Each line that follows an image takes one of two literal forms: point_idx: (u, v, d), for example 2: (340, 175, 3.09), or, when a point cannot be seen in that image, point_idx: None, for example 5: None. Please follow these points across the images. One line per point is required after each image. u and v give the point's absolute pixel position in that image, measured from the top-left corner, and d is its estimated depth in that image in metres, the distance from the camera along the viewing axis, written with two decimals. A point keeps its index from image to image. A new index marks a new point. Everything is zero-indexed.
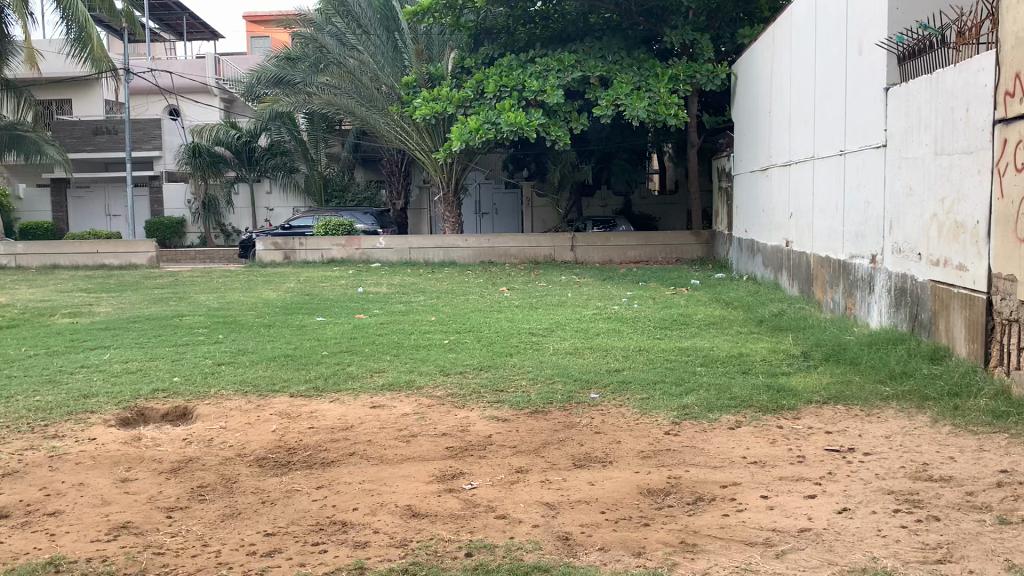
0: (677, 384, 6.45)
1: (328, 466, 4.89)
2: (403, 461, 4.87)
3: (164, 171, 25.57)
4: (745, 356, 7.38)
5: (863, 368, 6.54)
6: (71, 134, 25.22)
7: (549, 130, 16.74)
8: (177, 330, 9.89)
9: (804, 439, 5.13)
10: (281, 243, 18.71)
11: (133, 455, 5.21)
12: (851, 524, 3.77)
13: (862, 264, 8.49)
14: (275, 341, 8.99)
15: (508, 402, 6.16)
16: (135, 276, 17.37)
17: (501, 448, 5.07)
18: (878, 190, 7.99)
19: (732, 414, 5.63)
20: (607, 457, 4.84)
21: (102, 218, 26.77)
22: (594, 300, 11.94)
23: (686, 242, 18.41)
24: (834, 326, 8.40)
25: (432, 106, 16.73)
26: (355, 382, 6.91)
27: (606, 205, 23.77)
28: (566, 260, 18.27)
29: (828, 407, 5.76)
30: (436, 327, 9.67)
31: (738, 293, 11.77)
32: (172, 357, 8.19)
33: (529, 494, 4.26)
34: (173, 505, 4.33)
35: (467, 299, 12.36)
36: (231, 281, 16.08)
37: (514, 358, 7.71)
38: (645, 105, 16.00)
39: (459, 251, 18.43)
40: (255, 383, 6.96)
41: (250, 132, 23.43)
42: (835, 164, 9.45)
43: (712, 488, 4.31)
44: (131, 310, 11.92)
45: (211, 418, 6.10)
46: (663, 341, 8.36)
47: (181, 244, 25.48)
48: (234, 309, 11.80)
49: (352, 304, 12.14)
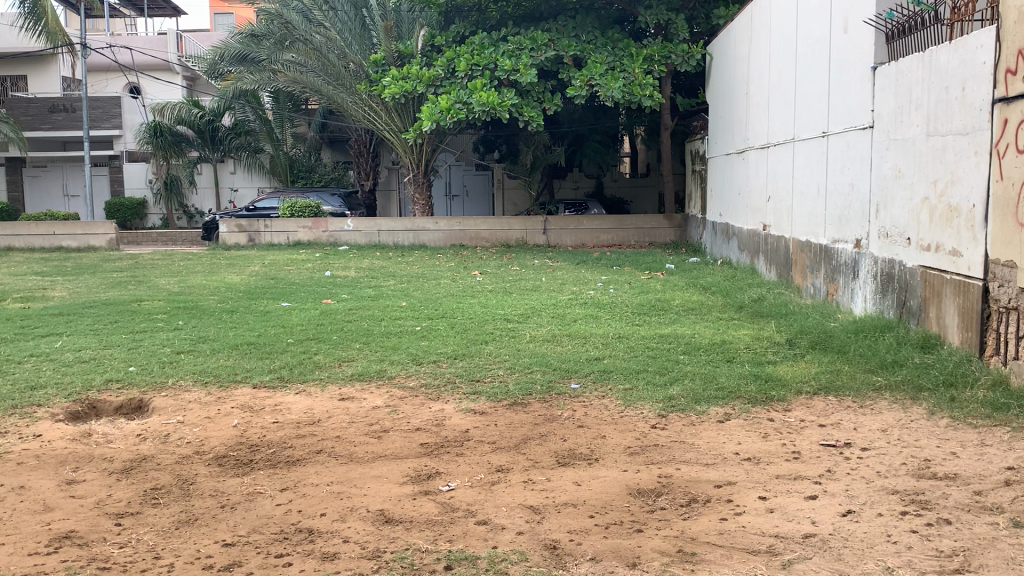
0: (660, 373, 6.18)
1: (293, 465, 4.56)
2: (374, 460, 4.54)
3: (123, 151, 24.81)
4: (728, 343, 7.14)
5: (852, 357, 6.32)
6: (26, 111, 24.34)
7: (521, 111, 16.40)
8: (136, 316, 9.44)
9: (797, 433, 4.88)
10: (245, 225, 18.16)
11: (82, 453, 4.82)
12: (859, 530, 3.51)
13: (845, 248, 8.29)
14: (238, 327, 8.59)
15: (484, 393, 5.85)
16: (94, 259, 16.78)
17: (479, 444, 4.77)
18: (864, 172, 7.77)
19: (720, 406, 5.37)
20: (592, 454, 4.55)
21: (60, 199, 25.93)
22: (569, 284, 11.65)
23: (659, 226, 18.20)
24: (816, 312, 8.20)
25: (401, 84, 16.28)
26: (322, 372, 6.56)
27: (578, 187, 23.51)
28: (538, 244, 17.98)
29: (819, 398, 5.52)
30: (407, 312, 9.34)
31: (715, 278, 11.54)
32: (129, 345, 7.76)
33: (511, 497, 3.96)
34: (123, 511, 3.96)
35: (438, 284, 12.00)
36: (194, 264, 15.58)
37: (489, 345, 7.40)
38: (620, 86, 15.70)
39: (429, 234, 18.04)
40: (216, 373, 6.57)
41: (213, 111, 22.78)
42: (817, 145, 9.22)
43: (705, 489, 4.05)
44: (88, 295, 11.43)
45: (168, 411, 5.72)
46: (643, 327, 8.10)
47: (143, 226, 24.79)
48: (196, 294, 11.36)
49: (320, 288, 11.75)
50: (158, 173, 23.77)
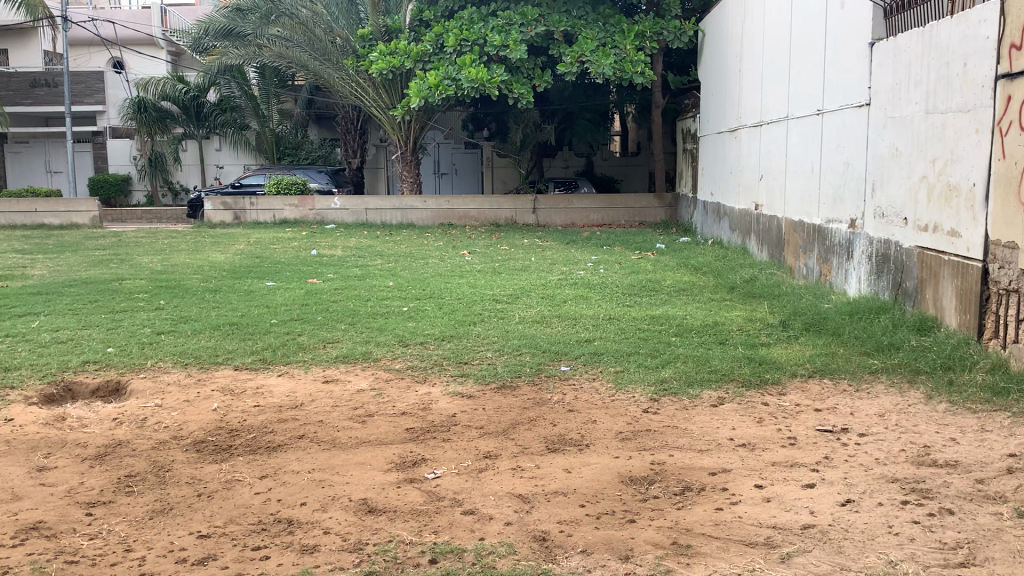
0: (652, 356, 6.05)
1: (274, 451, 4.41)
2: (358, 446, 4.39)
3: (107, 127, 24.41)
4: (720, 325, 7.01)
5: (846, 339, 6.20)
6: (7, 86, 23.92)
7: (511, 88, 16.18)
8: (117, 296, 9.23)
9: (793, 418, 4.76)
10: (231, 203, 17.91)
11: (55, 439, 4.65)
12: (859, 520, 3.39)
13: (839, 229, 8.16)
14: (221, 307, 8.40)
15: (471, 376, 5.70)
16: (76, 236, 16.52)
17: (466, 429, 4.63)
18: (860, 151, 7.62)
19: (714, 390, 5.24)
20: (583, 439, 4.42)
21: (42, 175, 25.51)
22: (559, 264, 11.48)
23: (649, 205, 18.04)
24: (809, 294, 8.09)
25: (388, 60, 16.00)
26: (306, 353, 6.40)
27: (568, 165, 23.29)
28: (527, 223, 17.79)
29: (814, 381, 5.40)
30: (394, 293, 9.15)
31: (707, 258, 11.40)
32: (109, 326, 7.56)
33: (499, 485, 3.82)
34: (95, 500, 3.80)
35: (426, 263, 11.83)
36: (178, 242, 15.36)
37: (477, 327, 7.25)
38: (611, 62, 15.60)
39: (417, 213, 17.85)
40: (196, 354, 6.40)
41: (198, 87, 22.42)
42: (810, 123, 9.07)
43: (700, 476, 3.92)
44: (68, 274, 11.19)
45: (146, 394, 5.55)
46: (633, 308, 7.96)
47: (128, 203, 24.44)
48: (179, 272, 11.15)
49: (306, 267, 11.56)
50: (142, 150, 23.40)
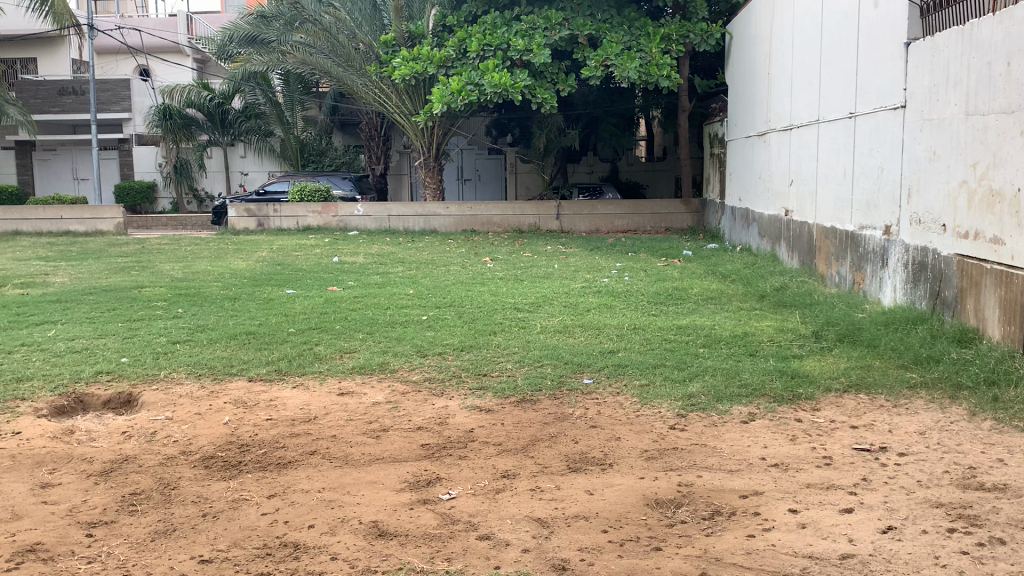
0: (679, 368, 5.83)
1: (284, 468, 4.24)
2: (371, 464, 4.21)
3: (133, 135, 24.55)
4: (750, 336, 6.77)
5: (883, 352, 5.94)
6: (36, 94, 24.14)
7: (535, 92, 16.02)
8: (135, 304, 9.15)
9: (828, 436, 4.52)
10: (254, 210, 17.88)
11: (61, 453, 4.51)
12: (903, 550, 3.16)
13: (873, 236, 7.88)
14: (239, 316, 8.29)
15: (491, 389, 5.51)
16: (101, 243, 16.56)
17: (484, 445, 4.45)
18: (895, 155, 7.36)
19: (744, 405, 5.02)
20: (606, 458, 4.21)
21: (70, 182, 25.69)
22: (582, 272, 11.27)
23: (675, 211, 17.77)
24: (842, 303, 7.82)
25: (411, 65, 15.89)
26: (322, 364, 6.25)
27: (592, 171, 23.08)
28: (551, 229, 17.59)
29: (849, 396, 5.16)
30: (414, 301, 8.99)
31: (735, 265, 11.13)
32: (125, 335, 7.46)
33: (517, 507, 3.62)
34: (96, 520, 3.65)
35: (448, 270, 11.68)
36: (201, 249, 15.35)
37: (498, 337, 7.06)
38: (636, 67, 15.35)
39: (440, 219, 17.71)
40: (211, 365, 6.26)
41: (223, 94, 22.49)
42: (843, 127, 8.81)
43: (730, 499, 3.70)
44: (90, 281, 11.16)
45: (157, 406, 5.41)
46: (659, 318, 7.74)
47: (153, 210, 24.54)
48: (200, 280, 11.09)
49: (327, 274, 11.45)
50: (168, 157, 23.49)
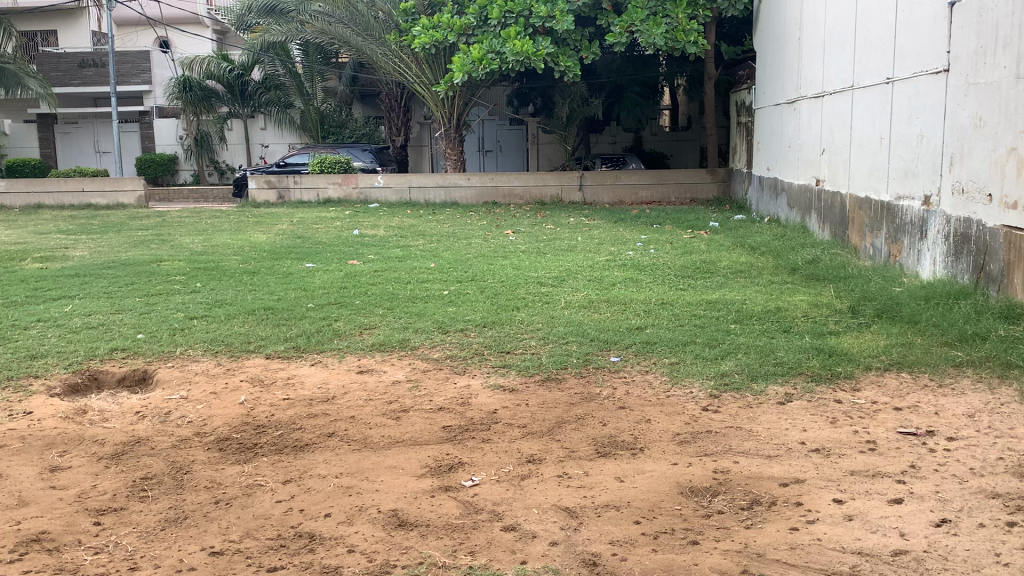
0: (710, 345, 5.60)
1: (300, 451, 4.08)
2: (390, 447, 4.04)
3: (153, 107, 24.45)
4: (783, 311, 6.52)
5: (924, 328, 5.67)
6: (56, 67, 24.07)
7: (558, 61, 15.69)
8: (154, 278, 9.02)
9: (870, 419, 4.30)
10: (275, 181, 17.70)
11: (72, 434, 4.38)
12: (959, 546, 2.94)
13: (911, 206, 7.58)
14: (257, 290, 8.13)
15: (514, 368, 5.31)
16: (121, 216, 16.48)
17: (508, 428, 4.26)
18: (936, 122, 7.02)
19: (780, 385, 4.79)
20: (637, 442, 4.01)
21: (92, 155, 25.65)
22: (606, 244, 11.03)
23: (701, 181, 17.42)
24: (878, 276, 7.53)
25: (431, 34, 15.58)
26: (341, 341, 6.07)
27: (615, 141, 22.73)
28: (574, 201, 17.31)
29: (892, 375, 4.92)
30: (435, 275, 8.79)
31: (764, 237, 10.83)
32: (142, 310, 7.33)
33: (543, 496, 3.43)
34: (105, 507, 3.51)
35: (469, 243, 11.45)
36: (221, 222, 15.23)
37: (521, 312, 6.85)
38: (662, 32, 14.99)
39: (461, 190, 17.46)
40: (228, 341, 6.11)
41: (242, 65, 22.29)
42: (879, 93, 8.46)
43: (769, 488, 3.50)
44: (109, 255, 11.05)
45: (172, 385, 5.27)
46: (687, 292, 7.49)
47: (174, 182, 24.47)
48: (219, 253, 10.95)
49: (347, 248, 11.26)
50: (188, 129, 23.36)
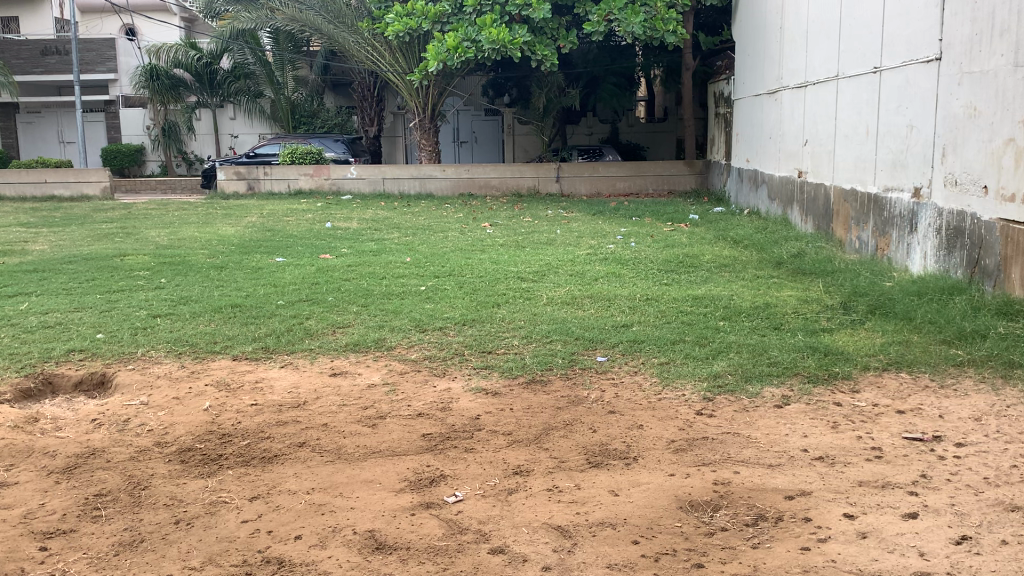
0: (700, 344, 5.37)
1: (268, 464, 3.79)
2: (366, 458, 3.76)
3: (119, 96, 23.82)
4: (772, 307, 6.31)
5: (920, 324, 5.48)
6: (18, 54, 23.36)
7: (534, 49, 15.40)
8: (116, 274, 8.63)
9: (873, 423, 4.09)
10: (244, 172, 17.28)
11: (21, 446, 4.05)
12: (984, 567, 2.72)
13: (900, 198, 7.40)
14: (225, 287, 7.78)
15: (496, 369, 5.04)
16: (85, 208, 15.98)
17: (493, 436, 4.00)
18: (927, 113, 6.85)
19: (776, 386, 4.57)
20: (630, 451, 3.76)
21: (55, 145, 24.98)
22: (586, 237, 10.79)
23: (679, 172, 17.23)
24: (867, 270, 7.36)
25: (405, 22, 15.22)
26: (313, 341, 5.77)
27: (592, 132, 22.51)
28: (550, 192, 17.05)
29: (890, 375, 4.72)
30: (411, 270, 8.49)
31: (747, 230, 10.63)
32: (103, 308, 6.97)
33: (533, 513, 3.18)
34: (53, 529, 3.20)
35: (445, 237, 11.17)
36: (189, 214, 14.81)
37: (501, 309, 6.58)
38: (641, 21, 14.74)
39: (436, 182, 17.14)
40: (193, 342, 5.79)
41: (211, 53, 21.76)
42: (866, 83, 8.27)
43: (773, 501, 3.27)
44: (70, 249, 10.62)
45: (132, 389, 4.94)
46: (672, 287, 7.26)
47: (142, 173, 23.90)
48: (186, 247, 10.57)
49: (319, 241, 10.92)
50: (156, 119, 22.80)
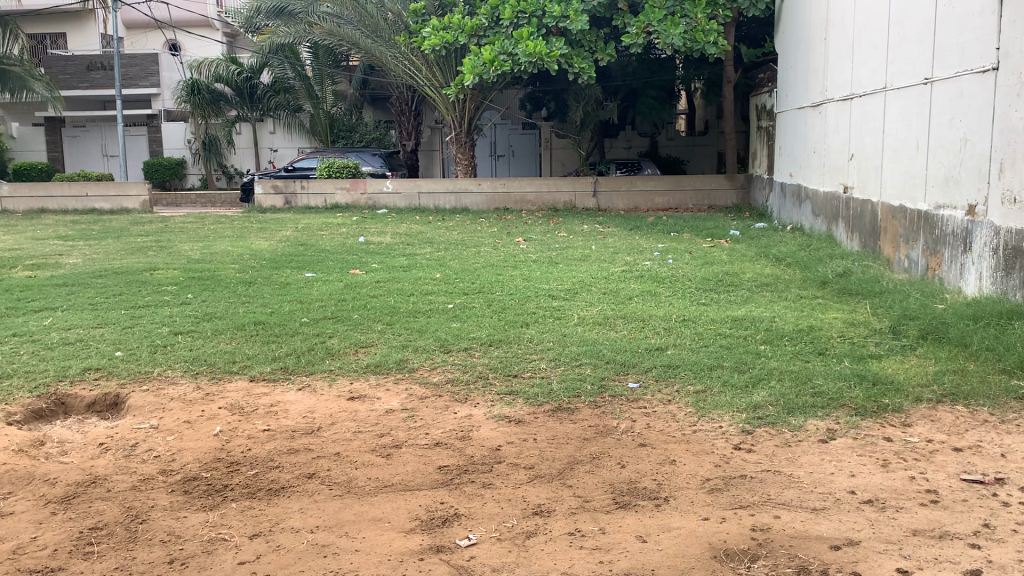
0: (739, 371, 5.07)
1: (274, 497, 3.57)
2: (377, 493, 3.53)
3: (161, 110, 24.08)
4: (816, 331, 5.97)
5: (976, 352, 5.10)
6: (65, 70, 23.75)
7: (572, 62, 15.17)
8: (144, 289, 8.54)
9: (928, 462, 3.75)
10: (281, 186, 17.25)
11: (21, 473, 3.88)
12: None
13: (953, 216, 7.01)
14: (250, 303, 7.64)
15: (521, 395, 4.78)
16: (123, 222, 16.06)
17: (513, 469, 3.75)
18: (983, 126, 6.48)
19: (820, 418, 4.26)
20: (660, 490, 3.48)
21: (99, 158, 25.31)
22: (622, 253, 10.49)
23: (719, 187, 16.86)
24: (918, 291, 6.98)
25: (441, 35, 15.09)
26: (333, 361, 5.56)
27: (630, 146, 22.22)
28: (587, 207, 16.77)
29: (945, 408, 4.37)
30: (440, 287, 8.27)
31: (790, 247, 10.25)
32: (125, 324, 6.85)
33: (552, 561, 2.91)
34: (40, 567, 3.01)
35: (478, 252, 10.96)
36: (224, 227, 14.79)
37: (530, 329, 6.33)
38: (681, 32, 14.46)
39: (472, 196, 16.97)
40: (210, 361, 5.62)
41: (251, 68, 21.89)
42: (916, 94, 7.90)
43: (817, 551, 2.96)
44: (103, 262, 10.59)
45: (144, 412, 4.77)
46: (710, 308, 6.94)
47: (182, 186, 24.10)
48: (217, 261, 10.48)
49: (350, 256, 10.79)
50: (197, 133, 22.99)
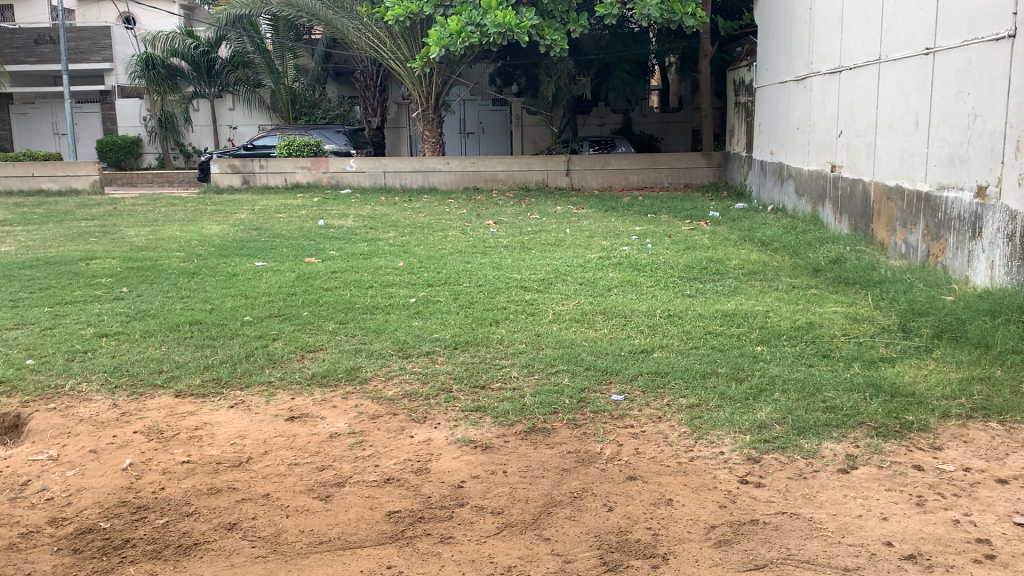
0: (737, 379, 4.45)
1: (183, 557, 2.90)
2: (311, 554, 2.87)
3: (114, 86, 22.95)
4: (817, 328, 5.37)
5: (1001, 355, 4.53)
6: (10, 44, 22.49)
7: (543, 33, 14.42)
8: (75, 281, 7.77)
9: (972, 498, 3.17)
10: (239, 165, 16.40)
11: None
12: None
13: (959, 198, 6.44)
14: (190, 297, 6.91)
15: (490, 413, 4.12)
16: (69, 204, 15.11)
17: (478, 516, 3.10)
18: (996, 98, 5.88)
19: (837, 441, 3.66)
20: (658, 544, 2.87)
21: (50, 137, 24.16)
22: (598, 237, 9.85)
23: (696, 165, 16.25)
24: (921, 280, 6.42)
25: (406, 5, 14.25)
26: (274, 371, 4.85)
27: (603, 122, 21.56)
28: (559, 186, 16.10)
29: (976, 426, 3.80)
30: (401, 278, 7.55)
31: (776, 229, 9.66)
32: (45, 326, 6.07)
33: None
34: None
35: (444, 237, 10.24)
36: (176, 210, 13.92)
37: (499, 328, 5.67)
38: (657, 3, 13.74)
39: (439, 175, 16.21)
40: (133, 372, 4.90)
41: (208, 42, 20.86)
42: (915, 66, 7.31)
43: None
44: (37, 251, 9.75)
45: (44, 439, 4.04)
46: (698, 302, 6.30)
47: (138, 165, 23.05)
48: (160, 249, 9.66)
49: (306, 242, 10.06)
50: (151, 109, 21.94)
